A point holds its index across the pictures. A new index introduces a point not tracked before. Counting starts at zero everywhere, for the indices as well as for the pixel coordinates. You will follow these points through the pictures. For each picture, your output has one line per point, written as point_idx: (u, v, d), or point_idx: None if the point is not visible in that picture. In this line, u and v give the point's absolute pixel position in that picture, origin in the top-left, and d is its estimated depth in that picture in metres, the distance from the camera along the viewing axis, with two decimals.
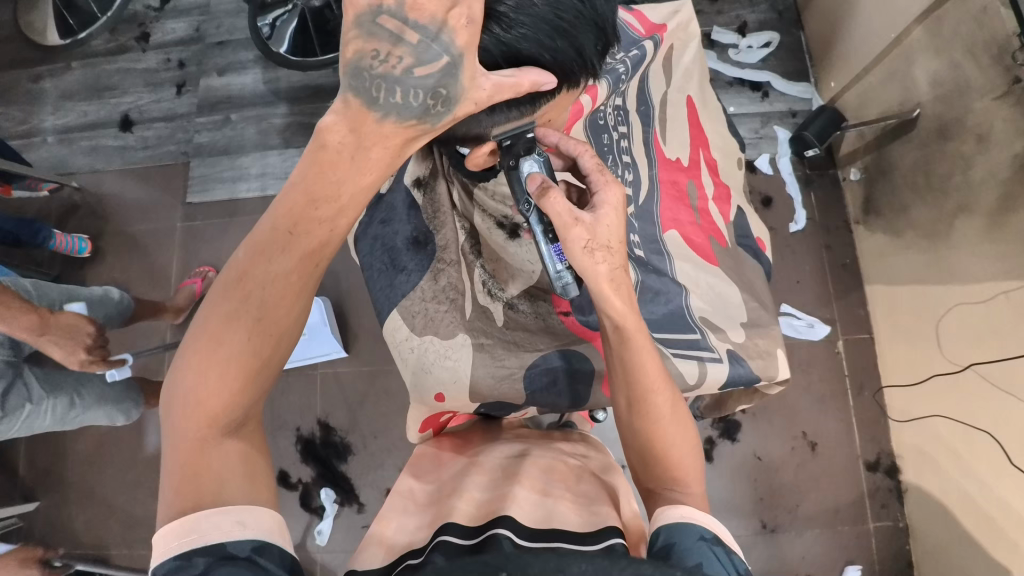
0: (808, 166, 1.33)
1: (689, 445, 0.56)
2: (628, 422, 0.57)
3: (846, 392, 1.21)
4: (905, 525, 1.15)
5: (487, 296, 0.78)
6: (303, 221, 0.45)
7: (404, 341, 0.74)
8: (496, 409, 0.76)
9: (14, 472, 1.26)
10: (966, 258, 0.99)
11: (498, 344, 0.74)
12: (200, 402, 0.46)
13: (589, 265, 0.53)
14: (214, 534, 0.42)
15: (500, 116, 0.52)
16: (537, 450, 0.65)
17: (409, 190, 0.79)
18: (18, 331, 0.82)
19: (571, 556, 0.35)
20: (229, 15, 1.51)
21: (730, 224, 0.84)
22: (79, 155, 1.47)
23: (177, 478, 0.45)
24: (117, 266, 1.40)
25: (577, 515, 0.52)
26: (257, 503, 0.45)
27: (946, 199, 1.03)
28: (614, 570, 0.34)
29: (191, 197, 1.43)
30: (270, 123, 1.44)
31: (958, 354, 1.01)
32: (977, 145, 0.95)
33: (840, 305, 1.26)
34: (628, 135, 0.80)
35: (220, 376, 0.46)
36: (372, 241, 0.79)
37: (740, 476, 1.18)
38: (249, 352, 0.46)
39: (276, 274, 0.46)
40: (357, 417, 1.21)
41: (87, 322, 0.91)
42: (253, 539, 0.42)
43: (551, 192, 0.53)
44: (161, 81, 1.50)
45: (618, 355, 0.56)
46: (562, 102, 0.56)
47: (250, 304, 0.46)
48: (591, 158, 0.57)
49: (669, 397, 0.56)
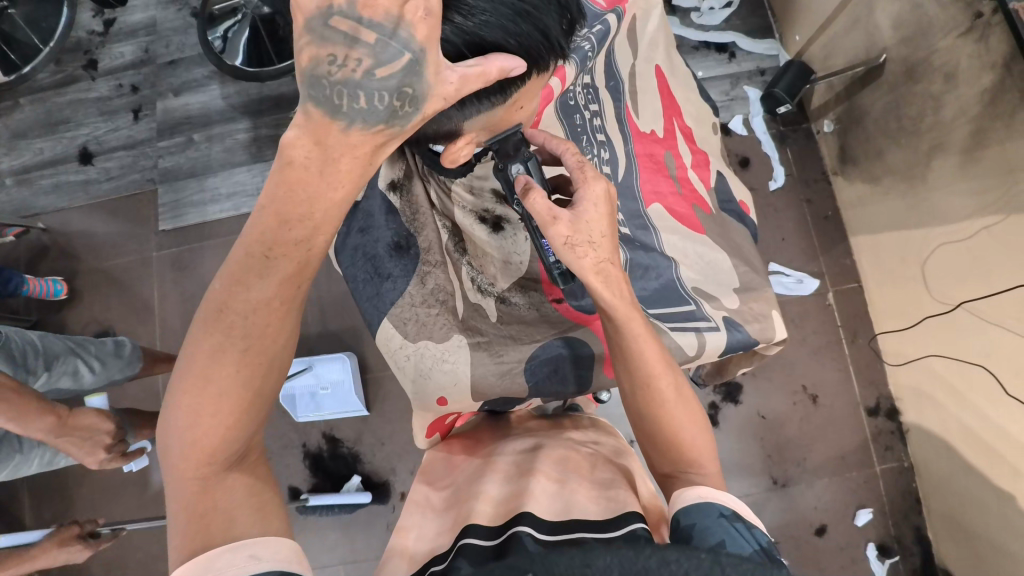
0: (781, 122, 1.33)
1: (696, 425, 0.56)
2: (632, 405, 0.57)
3: (841, 341, 1.23)
4: (909, 463, 1.18)
5: (478, 293, 0.77)
6: (278, 244, 0.44)
7: (400, 349, 0.73)
8: (502, 404, 0.75)
9: (20, 525, 1.24)
10: (945, 197, 1.00)
11: (494, 340, 0.74)
12: (196, 442, 0.45)
13: (572, 260, 0.55)
14: (229, 570, 0.41)
15: (471, 111, 0.51)
16: (547, 442, 0.65)
17: (385, 195, 0.77)
18: (34, 432, 0.79)
19: (596, 551, 0.35)
20: (177, 31, 1.46)
21: (711, 190, 0.83)
22: (41, 195, 1.42)
23: (189, 518, 0.44)
24: (97, 304, 1.37)
25: (594, 502, 0.52)
26: (270, 536, 0.44)
27: (920, 140, 1.04)
28: (639, 558, 0.35)
29: (164, 224, 1.39)
30: (235, 139, 1.41)
31: (946, 292, 1.02)
32: (945, 84, 0.96)
33: (826, 257, 1.27)
34: (601, 112, 0.79)
35: (214, 414, 0.45)
36: (354, 252, 0.77)
37: (747, 436, 1.20)
38: (243, 386, 0.45)
39: (257, 301, 0.45)
40: (363, 427, 1.20)
41: (105, 420, 0.88)
42: (269, 569, 0.41)
43: (532, 192, 0.55)
44: (116, 108, 1.45)
45: (615, 341, 0.56)
46: (533, 88, 0.55)
47: (235, 335, 0.44)
48: (573, 156, 0.57)
49: (672, 378, 0.56)
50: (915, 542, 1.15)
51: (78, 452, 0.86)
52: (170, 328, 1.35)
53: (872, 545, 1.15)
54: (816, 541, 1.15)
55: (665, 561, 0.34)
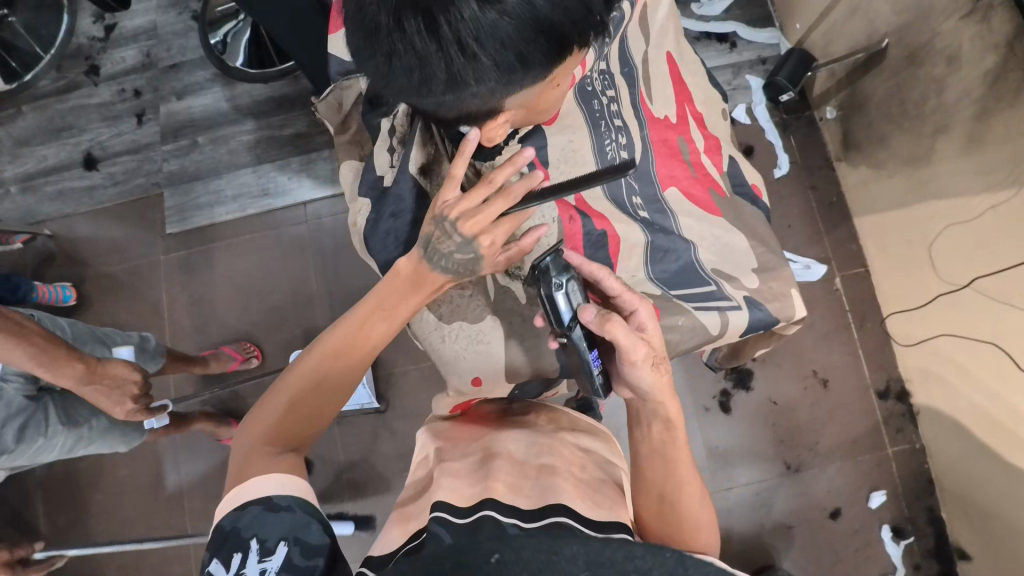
0: (784, 111, 1.34)
1: (708, 530, 0.60)
2: (656, 509, 0.59)
3: (850, 326, 1.24)
4: (921, 445, 1.18)
5: (505, 277, 0.73)
6: (373, 320, 0.60)
7: (433, 330, 0.74)
8: (519, 404, 0.76)
9: (35, 531, 1.24)
10: (951, 178, 1.01)
11: (528, 321, 0.73)
12: (280, 427, 0.57)
13: (654, 378, 0.59)
14: (261, 490, 0.51)
15: (506, 88, 0.51)
16: (547, 439, 0.65)
17: (414, 179, 0.71)
18: (62, 379, 0.81)
19: (565, 540, 0.45)
20: (178, 35, 1.46)
21: (724, 174, 0.84)
22: (45, 202, 1.42)
23: (238, 473, 0.54)
24: (105, 309, 1.37)
25: (581, 500, 0.54)
26: (294, 471, 0.54)
27: (923, 123, 1.05)
28: (606, 551, 0.44)
29: (170, 228, 1.39)
30: (240, 141, 1.41)
31: (954, 274, 1.03)
32: (947, 67, 0.97)
33: (831, 243, 1.28)
34: (617, 98, 0.79)
35: (290, 417, 0.58)
36: (385, 237, 0.73)
37: (758, 422, 1.21)
38: (331, 402, 0.60)
39: (348, 352, 0.59)
40: (379, 422, 1.21)
41: (132, 370, 0.89)
42: (291, 495, 0.51)
43: (611, 320, 0.56)
44: (119, 113, 1.45)
45: (657, 445, 0.61)
46: (570, 65, 0.54)
47: (328, 370, 0.59)
48: (615, 282, 0.60)
49: (697, 485, 0.61)
50: (928, 523, 1.15)
51: (104, 402, 0.86)
52: (179, 331, 1.35)
53: (885, 527, 1.15)
54: (830, 524, 1.16)
55: (631, 556, 0.44)
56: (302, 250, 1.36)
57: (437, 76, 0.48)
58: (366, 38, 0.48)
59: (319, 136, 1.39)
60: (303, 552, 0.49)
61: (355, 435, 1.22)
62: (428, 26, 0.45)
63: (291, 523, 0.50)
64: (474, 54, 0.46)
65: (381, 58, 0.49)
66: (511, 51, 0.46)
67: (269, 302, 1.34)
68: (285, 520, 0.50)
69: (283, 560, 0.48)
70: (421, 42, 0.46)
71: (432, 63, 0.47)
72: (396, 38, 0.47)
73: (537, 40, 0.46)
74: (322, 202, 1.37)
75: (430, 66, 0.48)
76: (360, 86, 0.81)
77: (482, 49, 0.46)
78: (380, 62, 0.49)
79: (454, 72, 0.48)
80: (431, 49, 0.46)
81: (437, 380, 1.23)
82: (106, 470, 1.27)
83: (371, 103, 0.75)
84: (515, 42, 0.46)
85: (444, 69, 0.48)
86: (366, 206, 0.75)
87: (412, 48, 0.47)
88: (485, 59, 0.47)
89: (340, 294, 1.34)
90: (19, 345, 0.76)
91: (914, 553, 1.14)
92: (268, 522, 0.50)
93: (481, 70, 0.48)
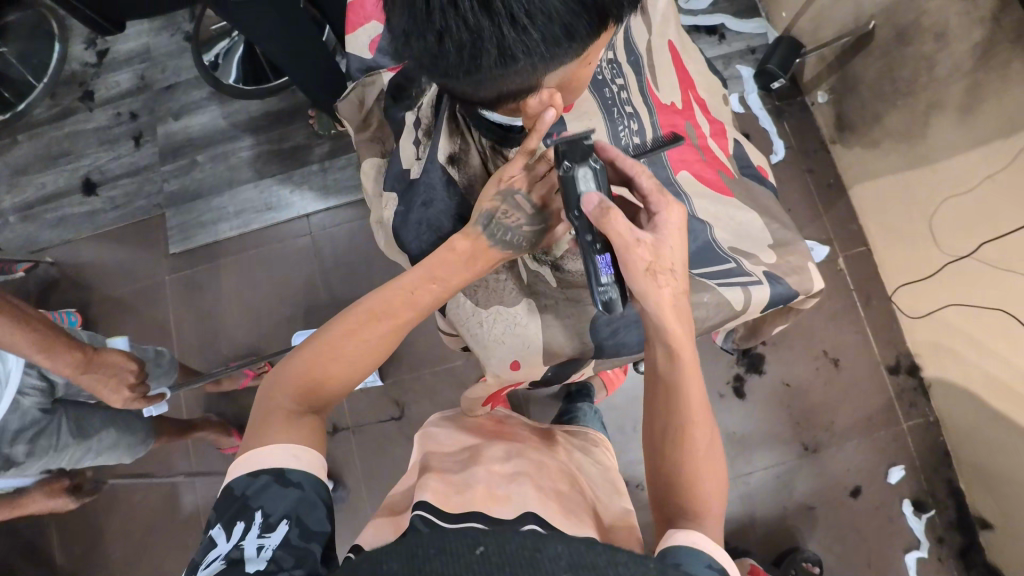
0: (776, 98, 1.36)
1: (718, 481, 0.58)
2: (658, 446, 0.59)
3: (856, 305, 1.25)
4: (935, 418, 1.19)
5: (534, 261, 0.76)
6: (423, 293, 0.61)
7: (471, 316, 0.72)
8: (512, 420, 0.87)
9: (51, 562, 1.23)
10: (949, 152, 1.03)
11: (560, 302, 0.75)
12: (308, 381, 0.57)
13: (652, 287, 0.58)
14: (274, 460, 0.50)
15: (554, 65, 0.47)
16: (531, 452, 0.73)
17: (444, 169, 0.71)
18: (61, 368, 0.81)
19: (549, 539, 0.39)
20: (172, 56, 1.47)
21: (731, 157, 0.85)
22: (46, 229, 1.41)
23: (259, 423, 0.54)
24: (111, 333, 1.36)
25: (559, 513, 0.60)
26: (311, 444, 0.53)
27: (917, 99, 1.07)
28: (589, 554, 0.39)
29: (173, 247, 1.39)
30: (239, 157, 1.41)
31: (957, 245, 1.05)
32: (936, 42, 1.00)
33: (832, 224, 1.29)
34: (626, 86, 0.80)
35: (320, 379, 0.58)
36: (417, 227, 0.73)
37: (773, 404, 1.22)
38: (362, 366, 0.60)
39: (383, 320, 0.60)
40: (398, 427, 1.22)
41: (128, 359, 0.91)
42: (304, 473, 0.51)
43: (611, 213, 0.56)
44: (117, 137, 1.45)
45: (668, 372, 0.59)
46: (601, 45, 0.51)
47: (362, 337, 0.59)
48: (650, 179, 0.60)
49: (707, 430, 0.58)
50: (949, 495, 1.16)
51: (102, 388, 0.88)
52: (188, 351, 1.34)
53: (906, 501, 1.16)
54: (851, 502, 1.17)
55: (615, 562, 0.38)
56: (307, 262, 1.36)
57: (488, 52, 0.45)
58: (413, 18, 0.45)
59: (318, 148, 1.39)
60: (302, 534, 0.48)
61: (372, 444, 1.22)
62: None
63: (299, 498, 0.49)
64: (526, 28, 0.43)
65: (431, 36, 0.45)
66: (558, 24, 0.44)
67: (277, 316, 1.34)
68: (293, 495, 0.49)
69: (281, 538, 0.47)
70: (473, 16, 0.43)
71: (483, 38, 0.44)
72: (447, 15, 0.44)
73: (585, 12, 0.44)
74: (324, 213, 1.37)
75: (482, 42, 0.44)
76: (382, 82, 0.81)
77: (534, 21, 0.43)
78: (429, 41, 0.46)
79: (505, 47, 0.45)
80: (484, 23, 0.43)
81: (451, 383, 1.23)
82: (119, 497, 1.25)
83: (394, 98, 0.79)
84: (564, 14, 0.43)
85: (495, 45, 0.45)
86: (393, 200, 0.76)
87: (465, 25, 0.44)
88: (536, 32, 0.44)
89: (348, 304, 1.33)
90: (21, 332, 0.74)
91: (937, 526, 1.15)
92: (275, 494, 0.49)
93: (532, 44, 0.44)
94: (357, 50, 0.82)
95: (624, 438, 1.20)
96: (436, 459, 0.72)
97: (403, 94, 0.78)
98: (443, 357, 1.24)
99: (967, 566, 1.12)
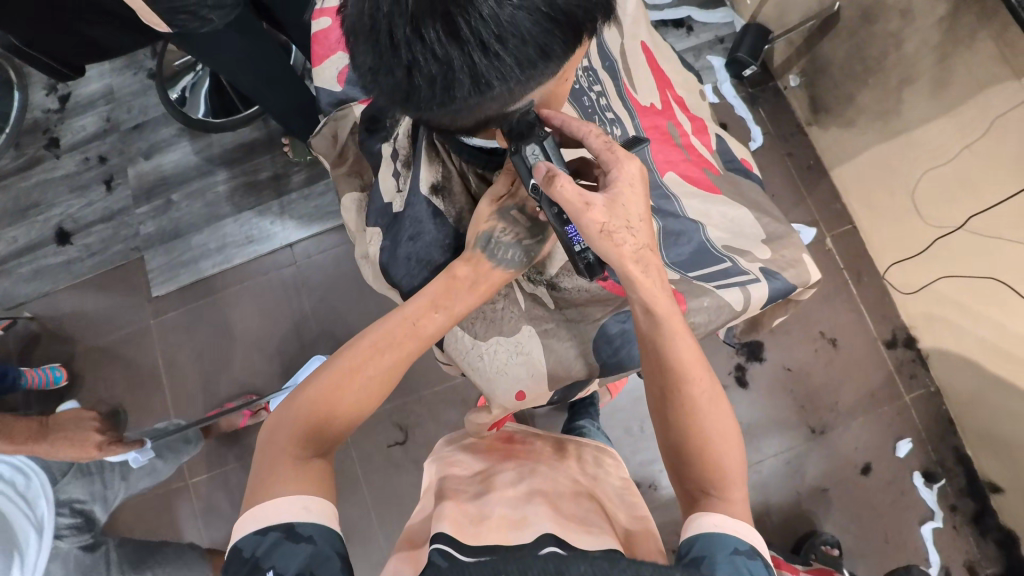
0: (749, 85, 1.37)
1: (730, 442, 0.57)
2: (660, 414, 0.59)
3: (848, 283, 1.25)
4: (936, 388, 1.19)
5: (529, 283, 0.75)
6: (425, 322, 0.61)
7: (471, 349, 0.71)
8: (520, 434, 0.85)
9: None
10: (924, 126, 1.04)
11: (560, 325, 0.73)
12: (311, 423, 0.56)
13: (610, 247, 0.55)
14: (286, 515, 0.49)
15: (532, 85, 0.46)
16: (543, 468, 0.72)
17: (428, 200, 0.71)
18: (23, 444, 0.95)
19: (571, 559, 0.38)
20: (137, 95, 1.44)
21: (714, 153, 0.86)
22: (21, 284, 1.37)
23: (262, 471, 0.53)
24: (99, 385, 1.32)
25: (574, 530, 0.58)
26: (319, 492, 0.52)
27: (888, 77, 1.08)
28: (612, 570, 0.37)
29: (156, 290, 1.36)
30: (216, 192, 1.38)
31: (943, 217, 1.05)
32: (901, 20, 1.01)
33: (816, 206, 1.30)
34: (604, 91, 0.79)
35: (324, 419, 0.57)
36: (407, 262, 0.72)
37: (777, 390, 1.22)
38: (369, 400, 0.59)
39: (382, 356, 0.59)
40: (404, 450, 1.20)
41: (87, 414, 1.06)
42: (315, 523, 0.49)
43: (558, 179, 0.52)
44: (87, 183, 1.41)
45: (652, 336, 0.57)
46: (573, 64, 0.50)
47: (362, 375, 0.58)
48: (598, 137, 0.56)
49: (706, 386, 0.57)
50: (957, 462, 1.16)
51: (78, 443, 1.00)
52: (181, 394, 1.31)
53: (916, 473, 1.16)
54: (862, 480, 1.17)
55: None
56: (295, 292, 1.33)
57: (461, 82, 0.44)
58: (379, 54, 0.44)
59: (295, 176, 1.37)
60: None
61: (379, 471, 1.19)
62: (448, 29, 0.41)
63: (312, 553, 0.47)
64: (498, 53, 0.42)
65: (399, 71, 0.44)
66: (532, 45, 0.43)
67: (269, 349, 1.31)
68: (305, 551, 0.47)
69: None
70: (441, 47, 0.42)
71: (454, 68, 0.43)
72: (414, 48, 0.42)
73: (558, 29, 0.43)
74: (308, 241, 1.35)
75: (454, 72, 0.43)
76: (355, 114, 0.80)
77: (506, 45, 0.42)
78: (399, 76, 0.44)
79: (478, 75, 0.43)
80: (453, 53, 0.42)
81: (453, 402, 1.21)
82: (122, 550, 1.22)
83: (369, 130, 0.76)
84: (537, 34, 0.42)
85: (468, 72, 0.43)
86: (378, 235, 0.75)
87: (433, 57, 0.42)
88: (509, 56, 0.43)
89: (340, 331, 1.31)
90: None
91: (949, 495, 1.15)
92: (287, 552, 0.47)
93: (505, 69, 0.43)
94: (326, 83, 0.82)
95: (631, 439, 1.19)
96: (447, 487, 0.70)
97: (378, 125, 0.76)
98: (444, 377, 1.22)
99: (982, 532, 1.13)
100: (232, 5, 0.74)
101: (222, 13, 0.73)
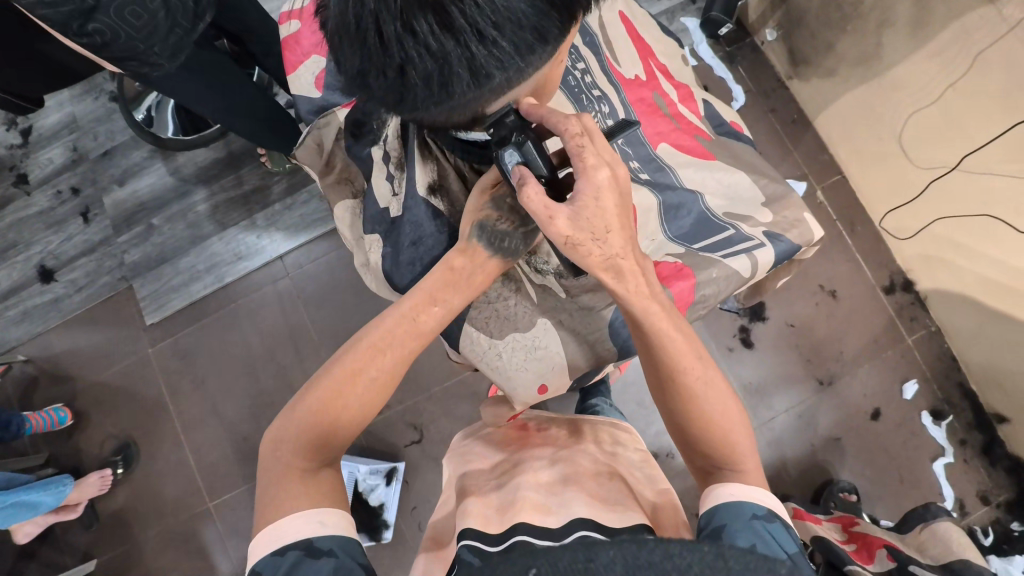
0: (726, 44, 1.34)
1: (733, 416, 0.57)
2: (661, 401, 0.59)
3: (842, 233, 1.25)
4: (937, 328, 1.20)
5: (538, 274, 0.73)
6: (424, 315, 0.60)
7: (487, 349, 0.71)
8: (535, 421, 0.85)
9: None
10: (907, 69, 1.09)
11: (576, 315, 0.73)
12: (316, 433, 0.56)
13: (578, 256, 0.53)
14: (301, 532, 0.49)
15: (531, 71, 0.45)
16: (563, 452, 0.72)
17: (426, 201, 0.69)
18: None
19: (599, 544, 0.36)
20: (101, 121, 1.39)
21: (703, 119, 0.85)
22: (10, 327, 1.34)
23: (271, 489, 0.53)
24: (106, 421, 1.30)
25: (594, 508, 0.59)
26: (331, 505, 0.52)
27: (865, 22, 1.12)
28: (643, 552, 0.35)
29: (150, 318, 1.33)
30: (196, 212, 1.35)
31: (929, 158, 1.09)
32: None
33: (804, 159, 1.29)
34: (589, 69, 0.77)
35: (329, 424, 0.56)
36: (410, 267, 0.71)
37: (782, 346, 1.23)
38: (374, 404, 0.59)
39: (383, 358, 0.58)
40: (421, 448, 1.20)
41: None
42: (332, 535, 0.49)
43: (526, 185, 0.51)
44: (63, 217, 1.37)
45: (638, 330, 0.56)
46: (562, 53, 0.48)
47: (365, 378, 0.58)
48: (574, 138, 0.50)
49: (700, 371, 0.56)
50: (962, 398, 1.18)
51: None
52: (190, 420, 1.29)
53: (924, 413, 1.18)
54: (873, 425, 1.19)
55: (670, 555, 0.35)
56: (292, 304, 1.32)
57: (459, 75, 0.42)
58: (368, 56, 0.42)
59: (276, 186, 1.34)
60: None
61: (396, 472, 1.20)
62: (441, 20, 0.39)
63: (335, 567, 0.47)
64: (495, 40, 0.41)
65: (392, 71, 0.42)
66: (529, 28, 0.41)
67: (273, 365, 1.30)
68: (328, 565, 0.47)
69: None
70: (435, 40, 0.40)
71: (451, 62, 0.41)
72: (406, 45, 0.40)
73: (553, 10, 0.42)
74: (297, 251, 1.33)
75: (450, 65, 0.41)
76: (338, 119, 0.77)
77: (503, 32, 0.41)
78: (392, 76, 0.43)
79: (477, 66, 0.42)
80: (449, 46, 0.40)
81: (464, 396, 1.21)
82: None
83: (355, 135, 0.74)
84: (533, 16, 0.41)
85: (465, 64, 0.42)
86: (377, 241, 0.73)
87: (428, 52, 0.41)
88: (507, 42, 0.41)
89: (341, 339, 1.30)
90: None
91: (958, 430, 1.17)
92: (309, 569, 0.47)
93: (503, 56, 0.42)
94: (305, 90, 0.79)
95: (646, 411, 1.20)
96: (469, 483, 0.70)
97: (363, 129, 0.74)
98: (453, 371, 1.22)
99: (992, 462, 1.16)
100: (181, 51, 0.72)
101: (173, 58, 0.72)
